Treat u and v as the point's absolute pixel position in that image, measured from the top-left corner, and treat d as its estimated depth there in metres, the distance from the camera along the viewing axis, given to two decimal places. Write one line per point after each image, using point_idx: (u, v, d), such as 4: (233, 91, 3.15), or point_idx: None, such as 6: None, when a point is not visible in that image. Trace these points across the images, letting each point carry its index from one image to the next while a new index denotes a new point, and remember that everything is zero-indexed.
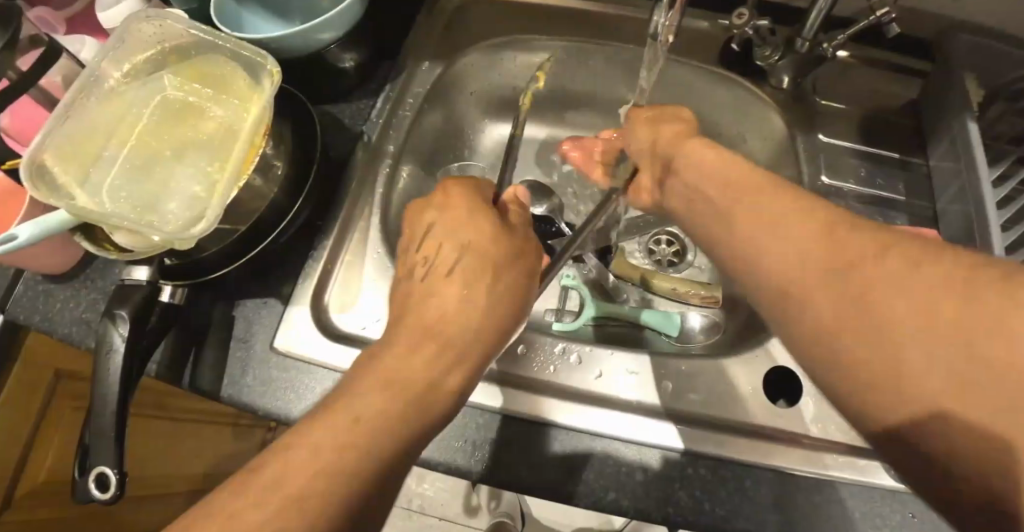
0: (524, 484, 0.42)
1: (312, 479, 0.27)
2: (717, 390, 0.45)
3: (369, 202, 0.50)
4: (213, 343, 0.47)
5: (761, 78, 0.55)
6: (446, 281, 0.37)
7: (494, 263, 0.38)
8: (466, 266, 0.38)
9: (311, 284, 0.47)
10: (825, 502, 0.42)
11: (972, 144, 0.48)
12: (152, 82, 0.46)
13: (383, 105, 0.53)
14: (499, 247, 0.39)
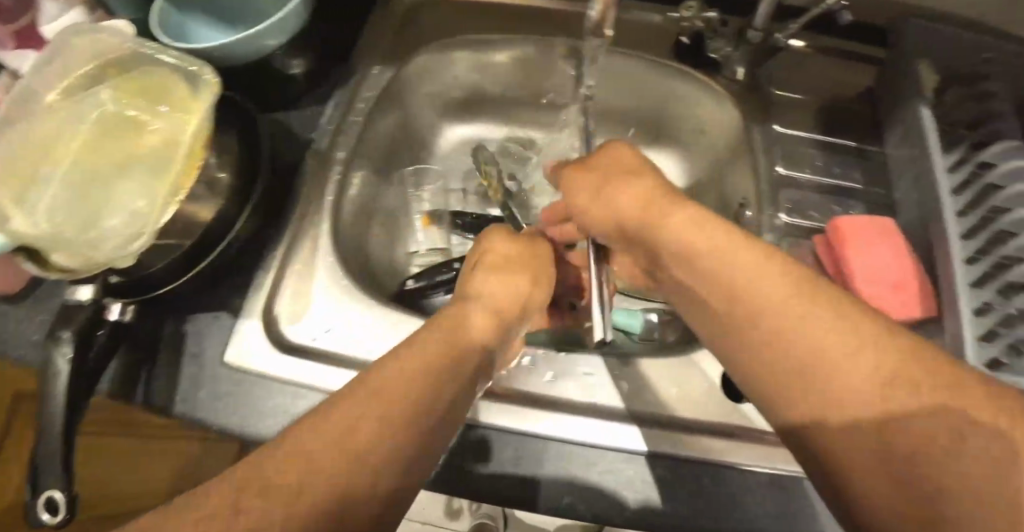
0: (483, 491, 0.41)
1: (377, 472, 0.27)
2: (673, 389, 0.45)
3: (320, 210, 0.49)
4: (164, 360, 0.46)
5: (715, 69, 0.54)
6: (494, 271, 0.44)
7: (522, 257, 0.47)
8: (509, 262, 0.46)
9: (261, 298, 0.47)
10: (783, 496, 0.41)
11: (926, 131, 0.48)
12: (90, 98, 0.46)
13: (333, 112, 0.52)
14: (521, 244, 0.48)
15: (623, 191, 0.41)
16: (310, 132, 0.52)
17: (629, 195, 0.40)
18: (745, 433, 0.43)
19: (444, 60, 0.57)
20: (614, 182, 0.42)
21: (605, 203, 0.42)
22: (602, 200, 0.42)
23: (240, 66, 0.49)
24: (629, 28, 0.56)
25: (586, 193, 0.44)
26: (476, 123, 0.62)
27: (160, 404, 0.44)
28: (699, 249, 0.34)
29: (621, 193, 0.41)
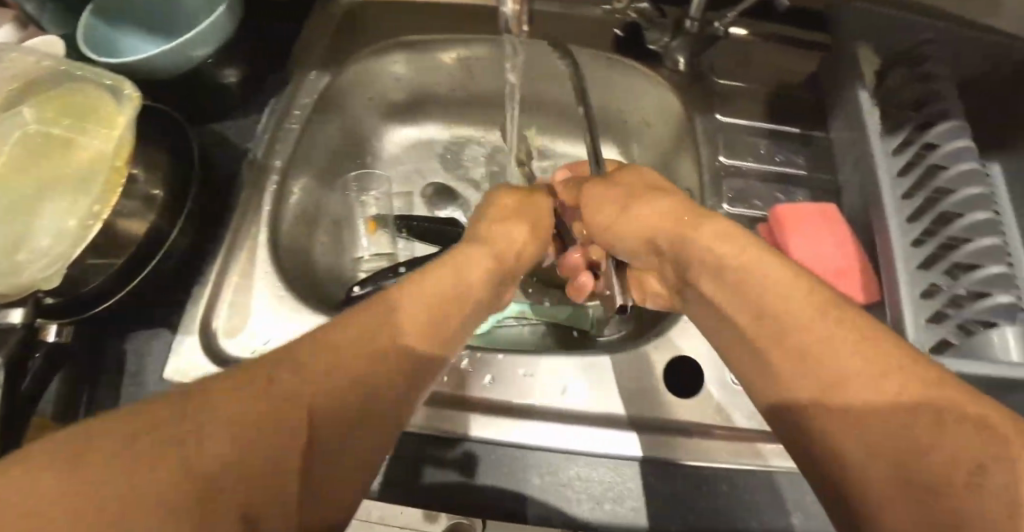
0: (452, 501, 0.40)
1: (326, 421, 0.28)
2: (620, 387, 0.44)
3: (257, 221, 0.49)
4: (103, 380, 0.45)
5: (655, 61, 0.54)
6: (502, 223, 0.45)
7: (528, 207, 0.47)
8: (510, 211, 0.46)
9: (199, 313, 0.46)
10: (728, 489, 0.41)
11: (864, 114, 0.47)
12: (13, 120, 0.45)
13: (268, 120, 0.52)
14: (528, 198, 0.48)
15: (645, 205, 0.40)
16: (247, 142, 0.52)
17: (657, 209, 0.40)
18: (690, 428, 0.43)
19: (384, 63, 0.56)
20: (639, 196, 0.42)
21: (634, 214, 0.41)
22: (631, 211, 0.41)
23: (168, 78, 0.48)
24: (568, 23, 0.55)
25: (616, 207, 0.43)
26: (423, 125, 0.62)
27: None
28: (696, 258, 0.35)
29: (649, 205, 0.40)
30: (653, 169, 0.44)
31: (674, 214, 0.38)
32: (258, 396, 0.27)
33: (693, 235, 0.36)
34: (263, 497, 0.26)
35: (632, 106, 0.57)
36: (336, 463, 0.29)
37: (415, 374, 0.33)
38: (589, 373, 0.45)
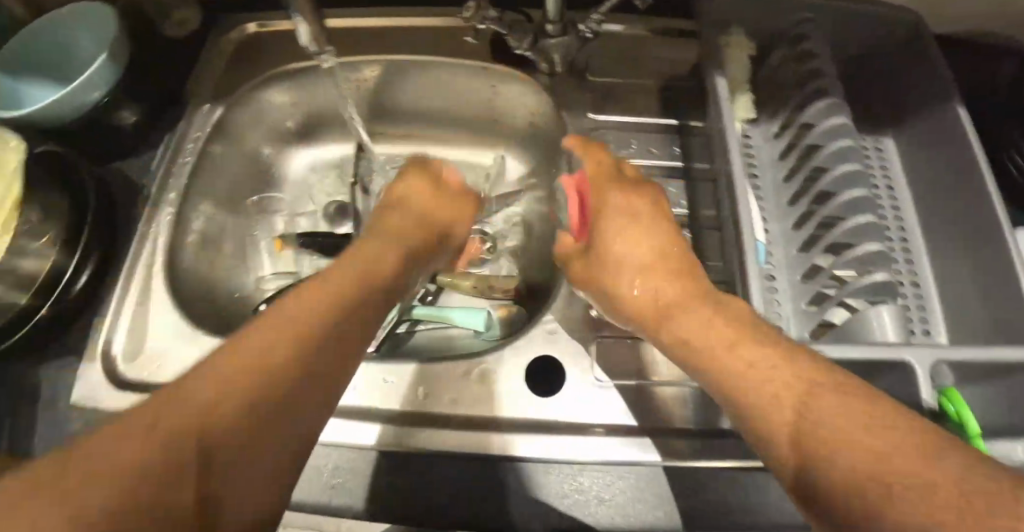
0: (325, 507, 0.41)
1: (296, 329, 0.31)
2: (481, 392, 0.44)
3: (150, 249, 0.51)
4: (20, 407, 0.49)
5: (530, 67, 0.55)
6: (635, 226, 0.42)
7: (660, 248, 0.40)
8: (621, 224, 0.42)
9: (99, 341, 0.49)
10: (581, 487, 0.41)
11: (719, 99, 0.47)
12: None
13: (164, 154, 0.54)
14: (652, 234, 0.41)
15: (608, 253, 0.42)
16: (145, 178, 0.55)
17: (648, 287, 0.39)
18: (551, 424, 0.43)
19: (267, 97, 0.59)
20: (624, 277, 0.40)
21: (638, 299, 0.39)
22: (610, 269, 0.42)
23: (63, 126, 0.52)
24: (444, 35, 0.57)
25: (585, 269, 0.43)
26: (325, 145, 0.64)
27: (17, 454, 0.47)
28: (672, 301, 0.37)
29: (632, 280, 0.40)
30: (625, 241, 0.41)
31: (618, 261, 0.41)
32: (294, 327, 0.31)
33: (697, 356, 0.34)
34: (320, 338, 0.32)
35: (517, 109, 0.58)
36: (307, 361, 0.31)
37: (348, 315, 0.35)
38: (454, 377, 0.45)
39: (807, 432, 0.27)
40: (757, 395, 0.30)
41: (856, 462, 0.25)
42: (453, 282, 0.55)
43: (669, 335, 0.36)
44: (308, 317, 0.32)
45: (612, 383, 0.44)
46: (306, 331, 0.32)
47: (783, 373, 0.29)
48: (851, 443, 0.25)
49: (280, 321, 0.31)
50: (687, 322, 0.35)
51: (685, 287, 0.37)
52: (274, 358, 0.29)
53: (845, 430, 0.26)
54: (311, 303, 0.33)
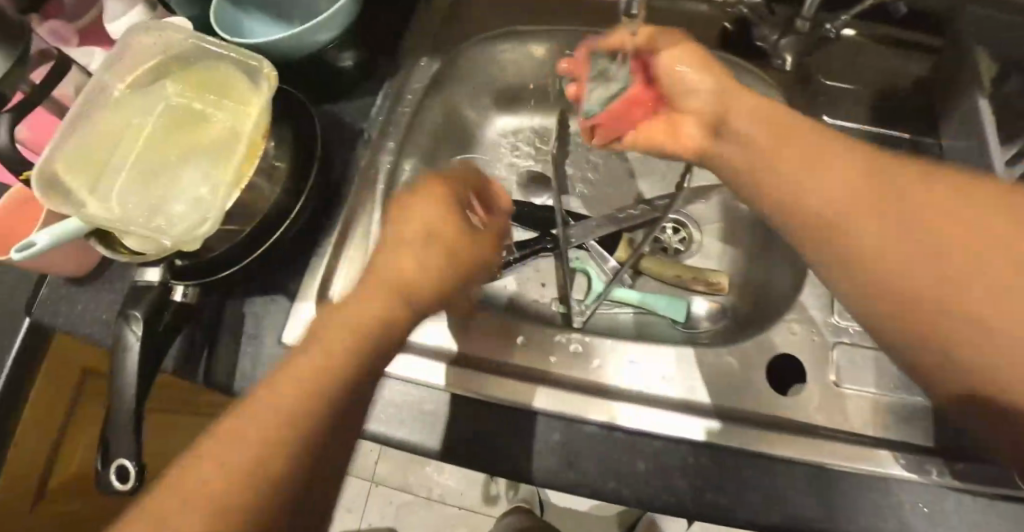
0: (566, 481, 0.43)
1: (319, 379, 0.30)
2: (718, 380, 0.45)
3: (371, 196, 0.51)
4: (227, 338, 0.48)
5: (764, 61, 0.54)
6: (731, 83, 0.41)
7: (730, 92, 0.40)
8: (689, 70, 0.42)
9: (317, 281, 0.48)
10: (806, 487, 0.42)
11: (983, 122, 0.47)
12: (154, 93, 0.48)
13: (383, 102, 0.55)
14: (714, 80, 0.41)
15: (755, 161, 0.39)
16: (363, 123, 0.54)
17: (821, 182, 0.35)
18: (793, 424, 0.43)
19: (490, 53, 0.58)
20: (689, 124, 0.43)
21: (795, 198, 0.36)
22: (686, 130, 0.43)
23: (293, 61, 0.51)
24: (675, 18, 0.56)
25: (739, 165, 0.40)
26: (523, 115, 0.63)
27: (222, 388, 0.46)
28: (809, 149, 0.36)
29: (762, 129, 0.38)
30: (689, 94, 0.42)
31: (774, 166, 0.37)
32: (314, 385, 0.30)
33: (824, 235, 0.35)
34: (345, 394, 0.30)
35: None
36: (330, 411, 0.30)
37: (374, 363, 0.33)
38: (692, 365, 0.45)
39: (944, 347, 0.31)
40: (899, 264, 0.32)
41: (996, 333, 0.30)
42: (656, 268, 0.56)
43: (778, 194, 0.37)
44: (334, 366, 0.31)
45: (851, 390, 0.44)
46: (325, 384, 0.30)
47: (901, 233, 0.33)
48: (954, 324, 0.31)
49: (297, 378, 0.30)
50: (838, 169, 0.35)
51: (800, 145, 0.36)
52: (279, 428, 0.28)
53: (977, 354, 0.30)
54: (326, 350, 0.31)
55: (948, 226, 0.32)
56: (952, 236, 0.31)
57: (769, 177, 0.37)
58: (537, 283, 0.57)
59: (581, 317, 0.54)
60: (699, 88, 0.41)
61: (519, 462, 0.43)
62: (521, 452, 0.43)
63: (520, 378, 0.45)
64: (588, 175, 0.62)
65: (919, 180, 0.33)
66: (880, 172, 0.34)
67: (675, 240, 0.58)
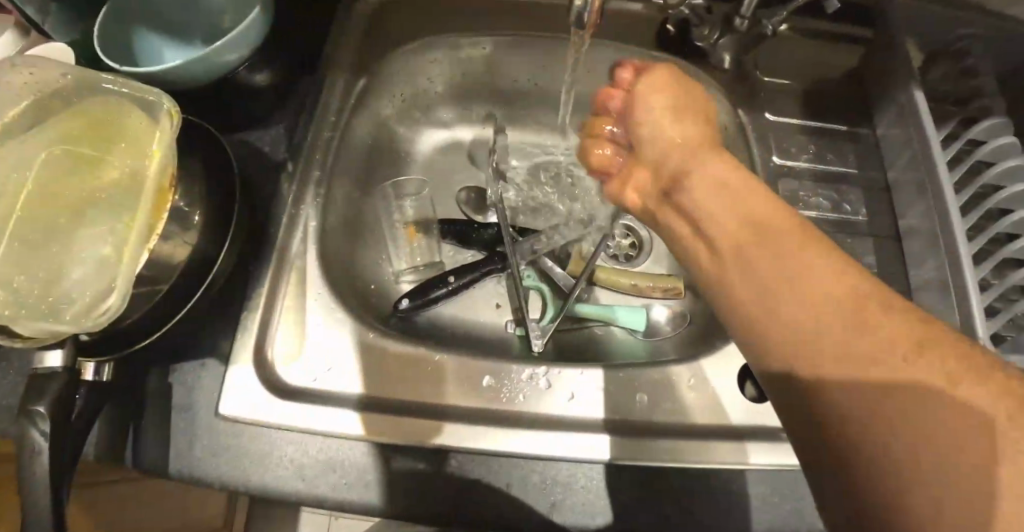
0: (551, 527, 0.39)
1: None
2: (686, 396, 0.44)
3: (305, 236, 0.48)
4: (155, 413, 0.42)
5: (701, 60, 0.53)
6: (659, 106, 0.42)
7: (700, 129, 0.41)
8: (662, 101, 0.42)
9: (254, 336, 0.44)
10: (790, 494, 0.41)
11: (919, 110, 0.48)
12: (32, 139, 0.41)
13: (305, 127, 0.50)
14: (689, 110, 0.42)
15: (706, 220, 0.35)
16: (284, 152, 0.49)
17: (763, 263, 0.31)
18: (767, 431, 0.43)
19: (418, 64, 0.55)
20: (652, 136, 0.42)
21: (742, 276, 0.32)
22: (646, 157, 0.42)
23: (199, 86, 0.45)
24: (610, 19, 0.55)
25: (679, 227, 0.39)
26: (456, 128, 0.61)
27: (155, 471, 0.41)
28: (771, 225, 0.32)
29: (705, 183, 0.36)
30: (653, 117, 0.42)
31: (766, 261, 0.31)
32: None
33: (771, 330, 0.30)
34: None
35: None
36: None
37: None
38: (662, 383, 0.45)
39: (892, 449, 0.25)
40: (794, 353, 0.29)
41: (850, 425, 0.26)
42: (610, 278, 0.54)
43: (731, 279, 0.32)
44: None
45: None
46: None
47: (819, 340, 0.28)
48: (858, 429, 0.26)
49: None
50: (796, 260, 0.30)
51: (725, 179, 0.36)
52: None
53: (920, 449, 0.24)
54: None
55: (843, 309, 0.28)
56: (875, 338, 0.26)
57: (739, 257, 0.32)
58: (490, 306, 0.55)
59: (541, 340, 0.51)
60: (670, 137, 0.41)
61: (475, 511, 0.40)
62: (500, 506, 0.40)
63: (467, 418, 0.43)
64: (527, 187, 0.60)
65: (745, 248, 0.32)
66: (795, 242, 0.31)
67: (625, 246, 0.58)
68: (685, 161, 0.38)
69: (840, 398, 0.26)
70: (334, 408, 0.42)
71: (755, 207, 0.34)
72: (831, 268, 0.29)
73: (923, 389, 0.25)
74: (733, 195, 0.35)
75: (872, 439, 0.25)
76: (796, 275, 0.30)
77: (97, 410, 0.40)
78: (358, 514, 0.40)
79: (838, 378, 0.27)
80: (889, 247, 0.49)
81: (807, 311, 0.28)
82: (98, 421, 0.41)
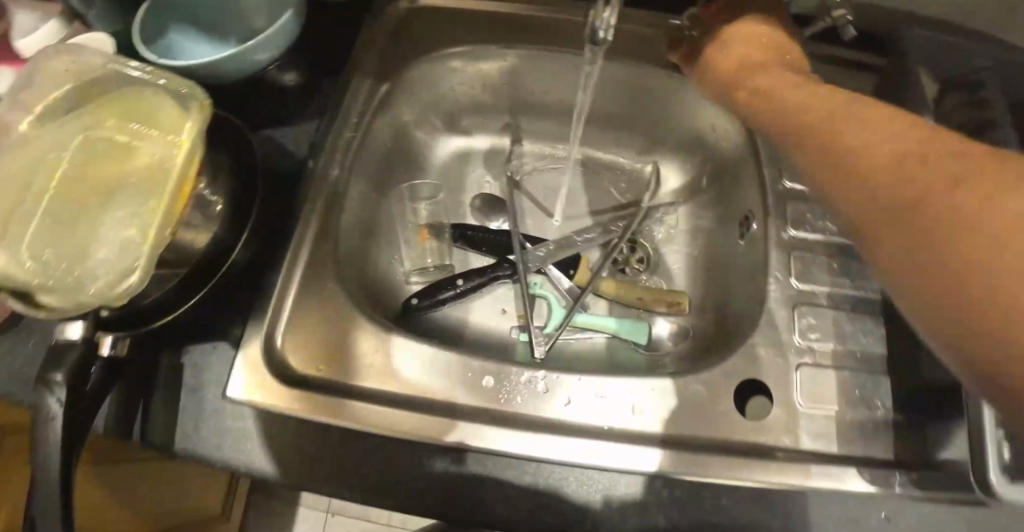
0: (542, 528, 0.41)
1: None
2: (685, 409, 0.44)
3: (319, 231, 0.49)
4: (166, 392, 0.44)
5: None
6: (733, 30, 0.45)
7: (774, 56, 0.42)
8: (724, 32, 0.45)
9: (264, 325, 0.45)
10: (775, 509, 0.42)
11: None
12: (69, 122, 0.43)
13: (327, 125, 0.51)
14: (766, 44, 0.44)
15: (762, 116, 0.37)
16: (305, 149, 0.51)
17: (838, 133, 0.30)
18: (762, 449, 0.43)
19: (440, 70, 0.57)
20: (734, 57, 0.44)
21: (796, 118, 0.34)
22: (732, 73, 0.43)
23: (228, 78, 0.47)
24: (627, 36, 0.55)
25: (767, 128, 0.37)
26: (474, 136, 0.63)
27: (162, 448, 0.42)
28: (807, 100, 0.34)
29: (758, 83, 0.40)
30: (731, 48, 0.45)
31: (833, 109, 0.32)
32: None
33: (831, 175, 0.29)
34: None
35: (681, 109, 0.57)
36: None
37: None
38: (660, 394, 0.45)
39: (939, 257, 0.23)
40: (848, 172, 0.28)
41: (889, 225, 0.25)
42: (614, 290, 0.55)
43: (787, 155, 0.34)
44: None
45: (813, 410, 0.44)
46: None
47: (877, 151, 0.27)
48: (915, 258, 0.24)
49: None
50: (876, 123, 0.29)
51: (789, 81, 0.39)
52: None
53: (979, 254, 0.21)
54: None
55: (906, 148, 0.26)
56: (928, 159, 0.25)
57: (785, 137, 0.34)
58: (496, 311, 0.56)
59: (544, 347, 0.52)
60: (744, 55, 0.43)
61: (468, 506, 0.42)
62: (494, 502, 0.42)
63: (461, 415, 0.43)
64: (538, 198, 0.62)
65: (847, 123, 0.30)
66: (860, 108, 0.31)
67: (633, 259, 0.59)
68: (759, 73, 0.41)
69: (887, 215, 0.26)
70: (336, 400, 0.43)
71: (812, 90, 0.36)
72: (884, 117, 0.29)
73: (947, 192, 0.23)
74: (804, 91, 0.36)
75: (921, 246, 0.24)
76: (865, 129, 0.29)
77: (110, 384, 0.41)
78: (357, 502, 0.42)
79: (874, 209, 0.26)
80: None
81: (855, 146, 0.28)
82: (111, 396, 0.43)
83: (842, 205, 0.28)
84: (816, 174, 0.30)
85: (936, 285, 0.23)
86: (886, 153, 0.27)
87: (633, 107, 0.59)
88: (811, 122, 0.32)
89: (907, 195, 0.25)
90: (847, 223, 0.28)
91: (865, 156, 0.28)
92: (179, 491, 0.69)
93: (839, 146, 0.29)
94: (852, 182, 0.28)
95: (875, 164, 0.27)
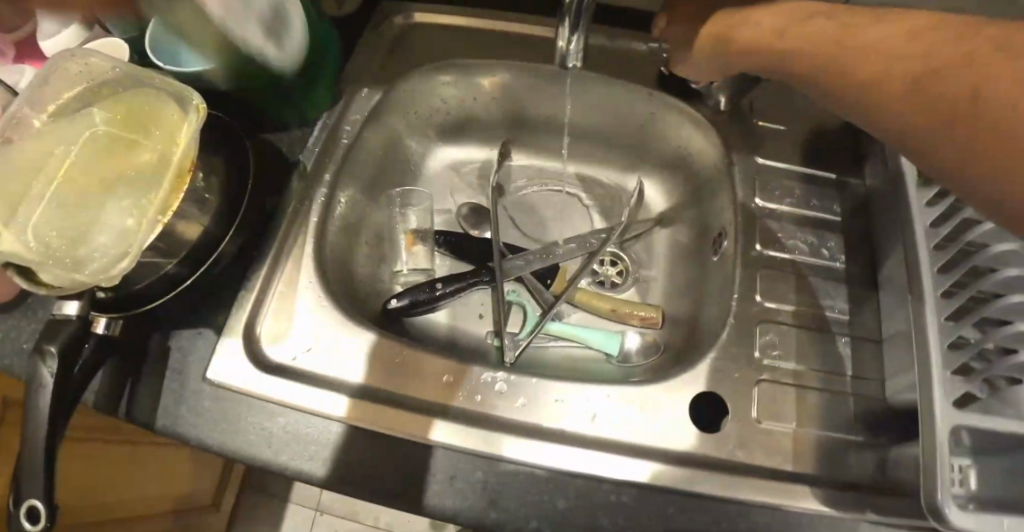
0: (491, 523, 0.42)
1: None
2: (641, 418, 0.45)
3: (305, 230, 0.52)
4: (152, 372, 0.47)
5: (698, 100, 0.56)
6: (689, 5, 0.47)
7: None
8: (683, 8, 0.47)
9: (246, 316, 0.48)
10: (725, 522, 0.42)
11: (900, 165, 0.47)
12: (82, 119, 0.47)
13: (320, 133, 0.55)
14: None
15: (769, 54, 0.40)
16: (299, 154, 0.54)
17: (853, 59, 0.34)
18: (715, 461, 0.44)
19: (434, 83, 0.60)
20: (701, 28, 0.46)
21: (799, 54, 0.38)
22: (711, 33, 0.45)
23: (233, 87, 0.51)
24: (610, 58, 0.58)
25: (784, 71, 0.40)
26: (467, 147, 0.66)
27: (144, 425, 0.45)
28: (803, 28, 0.38)
29: (744, 34, 0.42)
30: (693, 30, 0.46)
31: (839, 24, 0.35)
32: None
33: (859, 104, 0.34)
34: None
35: (664, 126, 0.59)
36: None
37: None
38: (618, 401, 0.46)
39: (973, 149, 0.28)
40: (878, 95, 0.33)
41: (927, 134, 0.30)
42: (589, 301, 0.57)
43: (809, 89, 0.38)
44: None
45: (769, 426, 0.45)
46: None
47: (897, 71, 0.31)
48: (952, 157, 0.29)
49: None
50: (885, 36, 0.33)
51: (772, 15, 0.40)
52: None
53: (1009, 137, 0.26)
54: None
55: (915, 61, 0.31)
56: (943, 66, 0.29)
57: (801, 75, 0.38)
58: (474, 315, 0.58)
59: (514, 352, 0.53)
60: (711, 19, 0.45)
61: (420, 496, 0.43)
62: (447, 496, 0.43)
63: (422, 408, 0.45)
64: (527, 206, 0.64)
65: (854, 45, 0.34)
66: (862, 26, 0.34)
67: (612, 272, 0.60)
68: (747, 16, 0.42)
69: (919, 131, 0.31)
70: (304, 387, 0.45)
71: (801, 25, 0.38)
72: (890, 29, 0.33)
73: (961, 96, 0.28)
74: (801, 21, 0.38)
75: (956, 148, 0.29)
76: (874, 52, 0.33)
77: (101, 361, 0.45)
78: (316, 487, 0.43)
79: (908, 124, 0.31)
80: (864, 298, 0.49)
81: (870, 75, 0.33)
82: (101, 373, 0.46)
83: (868, 111, 0.34)
84: (846, 95, 0.35)
85: (989, 166, 0.27)
86: (904, 54, 0.31)
87: (619, 122, 0.61)
88: (819, 48, 0.36)
89: (932, 105, 0.29)
90: (876, 124, 0.34)
91: (892, 64, 0.32)
92: (171, 477, 0.72)
93: (854, 66, 0.34)
94: (877, 94, 0.32)
95: (899, 66, 0.31)
